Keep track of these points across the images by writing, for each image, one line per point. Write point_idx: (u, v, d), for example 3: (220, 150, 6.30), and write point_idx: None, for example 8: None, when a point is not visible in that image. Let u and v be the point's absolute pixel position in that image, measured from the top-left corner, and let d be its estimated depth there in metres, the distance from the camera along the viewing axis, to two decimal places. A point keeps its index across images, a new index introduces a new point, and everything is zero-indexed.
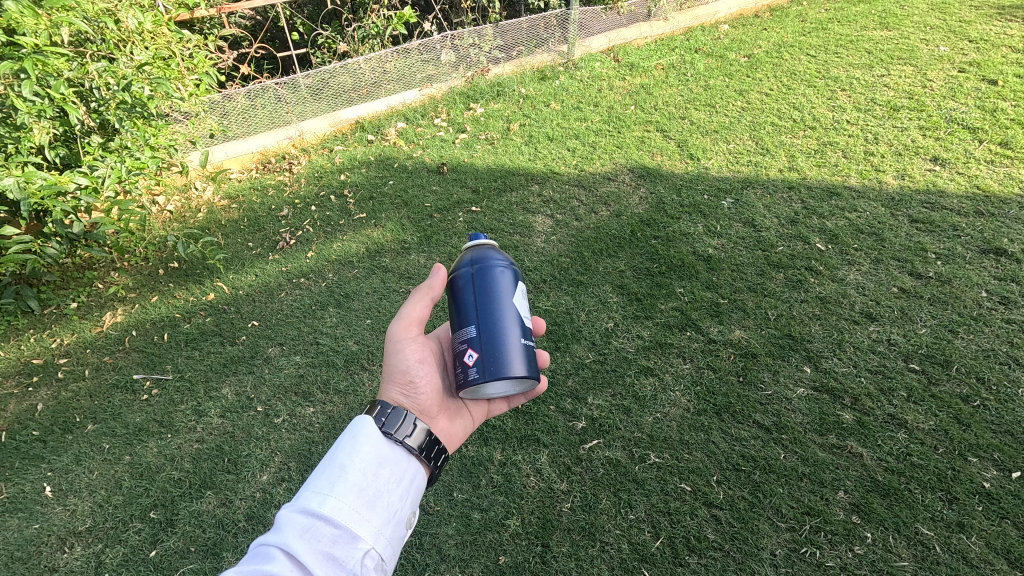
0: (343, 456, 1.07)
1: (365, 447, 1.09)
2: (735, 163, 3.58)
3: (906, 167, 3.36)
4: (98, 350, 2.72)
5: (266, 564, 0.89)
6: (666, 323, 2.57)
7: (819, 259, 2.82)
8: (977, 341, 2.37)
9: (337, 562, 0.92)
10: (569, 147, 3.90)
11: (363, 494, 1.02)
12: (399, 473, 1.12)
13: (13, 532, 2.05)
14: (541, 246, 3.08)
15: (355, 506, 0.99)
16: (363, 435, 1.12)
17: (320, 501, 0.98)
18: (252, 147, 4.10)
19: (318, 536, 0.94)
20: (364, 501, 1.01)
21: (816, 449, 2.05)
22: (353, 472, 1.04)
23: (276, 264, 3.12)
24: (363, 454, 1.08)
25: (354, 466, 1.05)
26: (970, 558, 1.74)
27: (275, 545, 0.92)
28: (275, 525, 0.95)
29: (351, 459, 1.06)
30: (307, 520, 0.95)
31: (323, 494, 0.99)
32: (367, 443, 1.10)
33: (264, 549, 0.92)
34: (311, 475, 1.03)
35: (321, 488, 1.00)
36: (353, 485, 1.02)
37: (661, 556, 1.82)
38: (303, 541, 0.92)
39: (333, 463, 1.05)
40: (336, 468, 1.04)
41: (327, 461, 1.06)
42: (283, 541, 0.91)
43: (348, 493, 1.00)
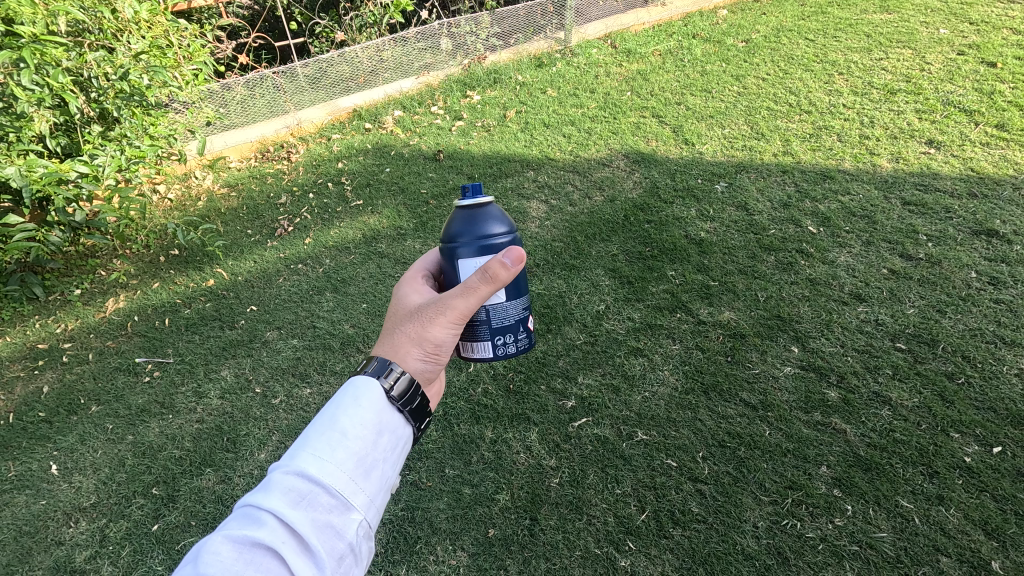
0: (342, 420, 1.04)
1: (366, 412, 1.07)
2: (730, 148, 3.59)
3: (901, 150, 3.37)
4: (101, 335, 2.79)
5: (258, 528, 0.87)
6: (657, 305, 2.61)
7: (810, 242, 2.84)
8: (965, 320, 2.39)
9: (332, 532, 0.91)
10: (565, 133, 3.92)
11: (361, 463, 1.00)
12: (394, 441, 1.11)
13: (21, 508, 2.12)
14: (535, 231, 3.11)
15: (352, 475, 0.98)
16: (364, 398, 1.09)
17: (318, 468, 0.95)
18: (252, 136, 4.15)
19: (313, 504, 0.92)
20: (362, 470, 1.00)
21: (801, 426, 2.09)
22: (353, 437, 1.02)
23: (274, 251, 3.18)
24: (363, 420, 1.05)
25: (353, 431, 1.03)
26: (948, 530, 1.77)
27: (268, 510, 0.89)
28: (267, 486, 0.93)
29: (351, 424, 1.04)
30: (302, 485, 0.93)
31: (321, 459, 0.96)
32: (368, 408, 1.08)
33: (256, 512, 0.89)
34: (306, 437, 1.00)
35: (318, 452, 0.97)
36: (352, 453, 1.00)
37: (645, 529, 1.87)
38: (299, 508, 0.90)
39: (330, 426, 1.02)
40: (335, 431, 1.01)
41: (324, 423, 1.02)
42: (278, 507, 0.89)
43: (347, 461, 0.99)
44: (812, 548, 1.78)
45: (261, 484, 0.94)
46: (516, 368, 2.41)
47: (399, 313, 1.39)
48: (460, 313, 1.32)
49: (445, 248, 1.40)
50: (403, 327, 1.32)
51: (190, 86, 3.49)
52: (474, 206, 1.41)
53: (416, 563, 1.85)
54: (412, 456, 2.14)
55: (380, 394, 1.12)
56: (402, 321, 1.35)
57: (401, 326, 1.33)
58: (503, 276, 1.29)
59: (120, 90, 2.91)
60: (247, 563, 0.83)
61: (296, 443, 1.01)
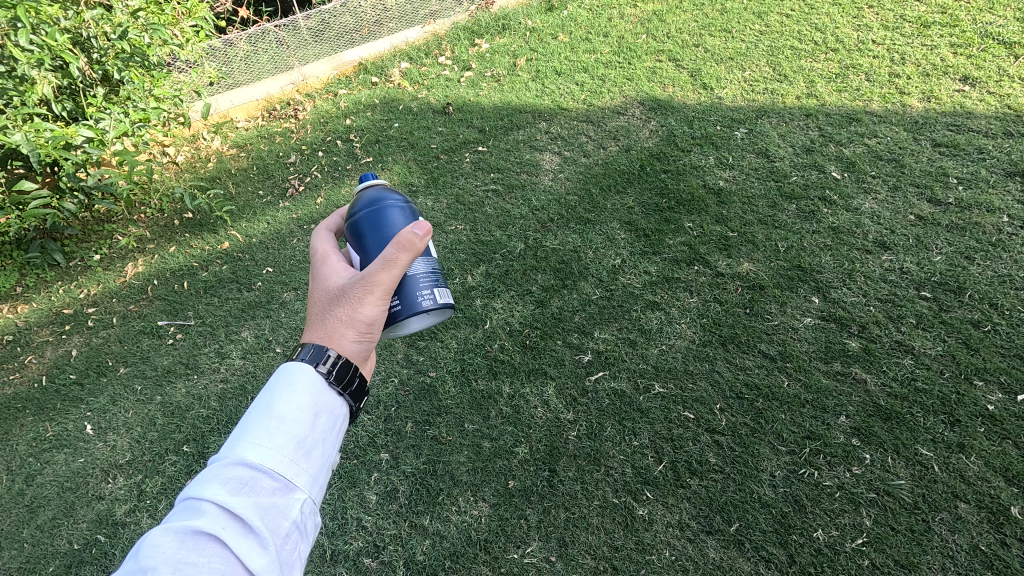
0: (278, 403, 0.94)
1: (303, 393, 0.97)
2: (751, 91, 3.44)
3: (933, 88, 3.19)
4: (123, 299, 2.84)
5: (194, 519, 0.80)
6: (674, 258, 2.56)
7: (834, 188, 2.75)
8: (993, 267, 2.32)
9: (274, 514, 0.84)
10: (577, 81, 3.77)
11: (302, 443, 0.92)
12: (338, 421, 1.02)
13: (62, 465, 2.22)
14: (548, 184, 3.05)
15: (294, 456, 0.90)
16: (301, 379, 0.98)
17: (257, 454, 0.87)
18: (257, 94, 4.06)
19: (255, 488, 0.84)
20: (303, 452, 0.91)
21: (820, 376, 2.07)
22: (290, 420, 0.93)
23: (286, 211, 3.17)
24: (302, 402, 0.96)
25: (291, 413, 0.94)
26: (967, 476, 1.77)
27: (203, 501, 0.81)
28: (203, 478, 0.85)
29: (286, 407, 0.94)
30: (241, 472, 0.85)
31: (261, 444, 0.88)
32: (305, 387, 0.98)
33: (196, 504, 0.81)
34: (241, 425, 0.91)
35: (256, 438, 0.89)
36: (290, 434, 0.91)
37: (663, 479, 1.90)
38: (238, 496, 0.82)
39: (266, 412, 0.92)
40: (271, 414, 0.92)
41: (261, 409, 0.92)
42: (215, 497, 0.81)
43: (287, 444, 0.90)
44: (829, 496, 1.80)
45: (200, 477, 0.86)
46: (532, 324, 2.40)
47: (320, 296, 1.19)
48: (388, 286, 1.16)
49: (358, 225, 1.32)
50: (327, 310, 1.14)
51: (191, 44, 3.39)
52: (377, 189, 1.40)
53: (438, 513, 1.91)
54: (431, 411, 2.17)
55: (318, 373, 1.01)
56: (322, 305, 1.16)
57: (325, 309, 1.14)
58: (419, 244, 1.16)
59: (120, 50, 2.87)
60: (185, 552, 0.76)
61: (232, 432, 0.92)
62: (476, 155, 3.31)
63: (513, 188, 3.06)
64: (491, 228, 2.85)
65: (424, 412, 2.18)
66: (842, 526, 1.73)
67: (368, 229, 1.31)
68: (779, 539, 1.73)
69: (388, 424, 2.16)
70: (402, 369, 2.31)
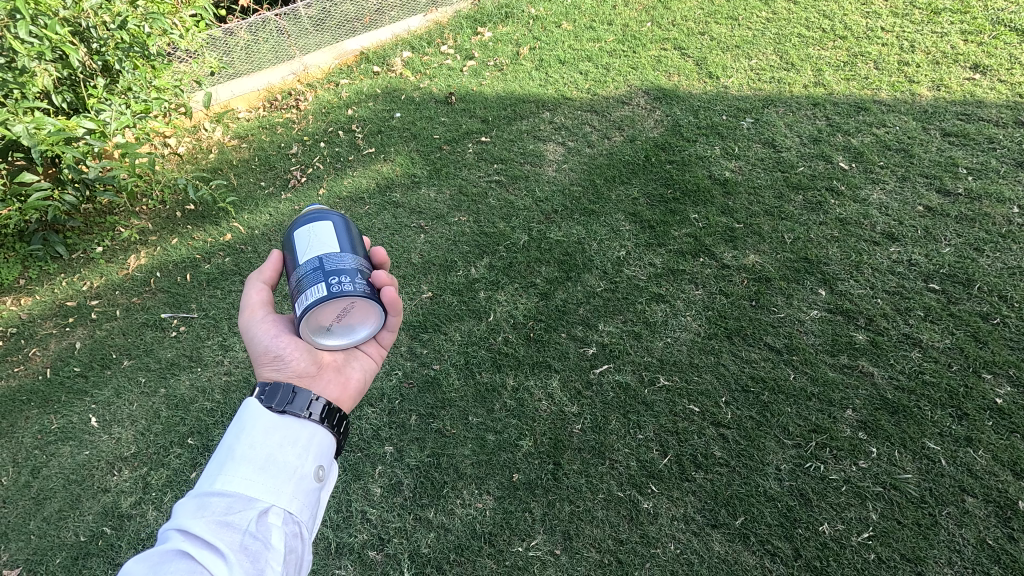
0: (233, 431, 1.02)
1: (255, 417, 1.04)
2: (757, 80, 3.39)
3: (943, 77, 3.14)
4: (126, 291, 2.83)
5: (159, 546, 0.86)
6: (679, 250, 2.54)
7: (841, 179, 2.72)
8: (1004, 259, 2.29)
9: (232, 527, 0.89)
10: (582, 70, 3.72)
11: (258, 459, 0.98)
12: (307, 440, 1.08)
13: (67, 458, 2.22)
14: (552, 175, 3.02)
15: (249, 472, 0.95)
16: (254, 408, 1.06)
17: (212, 477, 0.93)
18: (257, 84, 4.02)
19: (218, 507, 0.90)
20: (258, 467, 0.97)
21: (827, 369, 2.06)
22: (243, 443, 1.00)
23: (289, 203, 3.15)
24: (261, 427, 1.03)
25: (245, 437, 1.01)
26: (975, 470, 1.77)
27: (167, 529, 0.88)
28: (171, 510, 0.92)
29: (241, 433, 1.01)
30: (199, 497, 0.92)
31: (221, 469, 0.95)
32: (265, 415, 1.06)
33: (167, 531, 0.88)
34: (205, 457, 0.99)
35: (212, 465, 0.96)
36: (244, 454, 0.97)
37: (668, 472, 1.89)
38: (199, 518, 0.88)
39: (229, 444, 1.00)
40: (226, 443, 1.00)
41: (223, 441, 1.00)
42: (174, 523, 0.88)
43: (240, 464, 0.96)
44: (835, 490, 1.79)
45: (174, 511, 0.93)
46: (537, 317, 2.39)
47: None
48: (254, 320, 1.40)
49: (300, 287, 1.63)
50: None
51: (191, 33, 3.33)
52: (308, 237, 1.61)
53: (443, 506, 1.91)
54: (435, 404, 2.17)
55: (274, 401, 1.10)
56: None
57: None
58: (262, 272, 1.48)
59: (120, 40, 2.83)
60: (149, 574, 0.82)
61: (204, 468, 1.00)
62: (480, 145, 3.28)
63: (516, 178, 3.03)
64: (494, 220, 2.83)
65: (428, 405, 2.17)
66: (848, 520, 1.73)
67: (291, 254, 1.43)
68: (785, 533, 1.73)
69: (392, 417, 2.15)
70: (406, 362, 2.31)
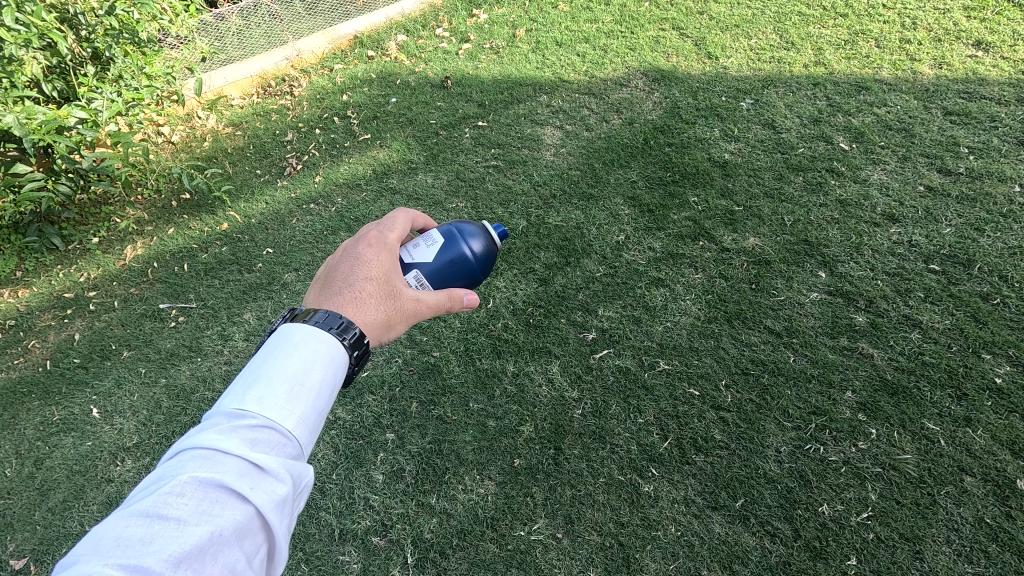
0: (301, 366, 0.95)
1: (324, 360, 0.99)
2: (757, 60, 3.35)
3: (945, 54, 3.10)
4: (124, 282, 2.82)
5: (222, 471, 0.78)
6: (679, 234, 2.52)
7: (842, 160, 2.70)
8: (1005, 238, 2.28)
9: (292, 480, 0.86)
10: (579, 52, 3.68)
11: (318, 412, 0.94)
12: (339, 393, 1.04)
13: (70, 449, 2.23)
14: (550, 159, 2.99)
15: (311, 425, 0.92)
16: (323, 349, 1.00)
17: (285, 416, 0.88)
18: (251, 70, 3.93)
19: (271, 448, 0.85)
20: (316, 421, 0.94)
21: (826, 352, 2.06)
22: (311, 386, 0.94)
23: (285, 190, 3.13)
24: (321, 370, 0.97)
25: (313, 379, 0.95)
26: (973, 450, 1.78)
27: (232, 454, 0.80)
28: (228, 429, 0.83)
29: (310, 371, 0.96)
30: (266, 433, 0.85)
31: (280, 405, 0.88)
32: (324, 357, 0.99)
33: (216, 455, 0.80)
34: (265, 379, 0.90)
35: (283, 399, 0.89)
36: (312, 402, 0.93)
37: (668, 456, 1.90)
38: (268, 458, 0.82)
39: (298, 378, 0.93)
40: (296, 377, 0.93)
41: (283, 371, 0.92)
42: (245, 453, 0.81)
43: (307, 411, 0.91)
44: (834, 471, 1.80)
45: (213, 428, 0.83)
46: (536, 302, 2.38)
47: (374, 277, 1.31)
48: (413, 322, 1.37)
49: (446, 245, 1.60)
50: (375, 301, 1.26)
51: (182, 19, 3.27)
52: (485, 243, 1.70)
53: (445, 492, 1.92)
54: (435, 391, 2.17)
55: (333, 342, 1.03)
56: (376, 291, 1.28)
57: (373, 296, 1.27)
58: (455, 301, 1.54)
59: (109, 27, 2.79)
60: (216, 507, 0.75)
61: (241, 384, 0.90)
62: (476, 130, 3.25)
63: (514, 163, 3.00)
64: (492, 206, 2.81)
65: (428, 392, 2.17)
66: (847, 501, 1.74)
67: (439, 259, 1.59)
68: (784, 514, 1.74)
69: (393, 404, 2.16)
70: (406, 349, 2.30)
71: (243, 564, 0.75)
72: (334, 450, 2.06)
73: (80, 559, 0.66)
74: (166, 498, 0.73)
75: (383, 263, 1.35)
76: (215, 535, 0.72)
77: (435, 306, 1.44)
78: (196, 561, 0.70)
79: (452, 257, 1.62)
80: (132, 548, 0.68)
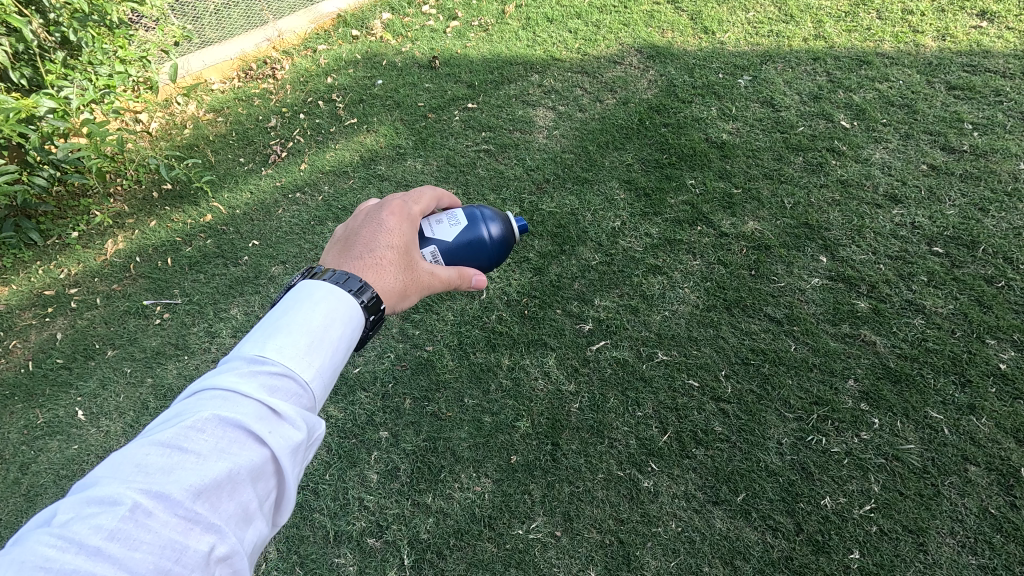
0: (322, 317, 0.90)
1: (343, 314, 0.94)
2: (755, 34, 3.24)
3: (949, 25, 3.00)
4: (106, 278, 2.73)
5: (240, 410, 0.75)
6: (676, 219, 2.46)
7: (843, 138, 2.62)
8: (1009, 218, 2.23)
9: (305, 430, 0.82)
10: (570, 28, 3.55)
11: (337, 365, 0.90)
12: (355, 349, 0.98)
13: (56, 453, 2.17)
14: (543, 142, 2.90)
15: (329, 377, 0.88)
16: (344, 303, 0.95)
17: (305, 364, 0.83)
18: (230, 53, 3.78)
19: (289, 395, 0.81)
20: (334, 375, 0.89)
21: (828, 340, 2.02)
22: (331, 338, 0.89)
23: (270, 179, 3.03)
24: (341, 326, 0.92)
25: (333, 331, 0.90)
26: (977, 439, 1.75)
27: (251, 394, 0.77)
28: (249, 369, 0.80)
29: (331, 324, 0.90)
30: (285, 378, 0.81)
31: (300, 353, 0.83)
32: (345, 312, 0.94)
33: (235, 395, 0.76)
34: (285, 325, 0.86)
35: (305, 347, 0.84)
36: (332, 354, 0.88)
37: (668, 450, 1.86)
38: (284, 404, 0.79)
39: (319, 328, 0.88)
40: (317, 327, 0.88)
41: (303, 318, 0.87)
42: (262, 397, 0.77)
43: (327, 363, 0.87)
44: (836, 462, 1.77)
45: (233, 368, 0.80)
46: (530, 293, 2.32)
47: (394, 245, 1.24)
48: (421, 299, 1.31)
49: (466, 226, 1.57)
50: (395, 269, 1.19)
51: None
52: (505, 229, 1.66)
53: (441, 491, 1.88)
54: (429, 387, 2.12)
55: (350, 301, 0.97)
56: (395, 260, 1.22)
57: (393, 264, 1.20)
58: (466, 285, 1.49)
59: (76, 10, 2.66)
60: (230, 446, 0.72)
61: (262, 328, 0.86)
62: (466, 112, 3.14)
63: (506, 147, 2.91)
64: (484, 192, 2.73)
65: (422, 388, 2.12)
66: (850, 493, 1.71)
67: (457, 238, 1.54)
68: (786, 507, 1.71)
69: (386, 401, 2.11)
70: (398, 344, 2.24)
71: (257, 505, 0.73)
72: (327, 449, 2.02)
73: (100, 482, 0.66)
74: (184, 432, 0.71)
75: (405, 234, 1.28)
76: (231, 473, 0.70)
77: (446, 283, 1.41)
78: (212, 499, 0.68)
79: (471, 238, 1.57)
80: (151, 476, 0.67)
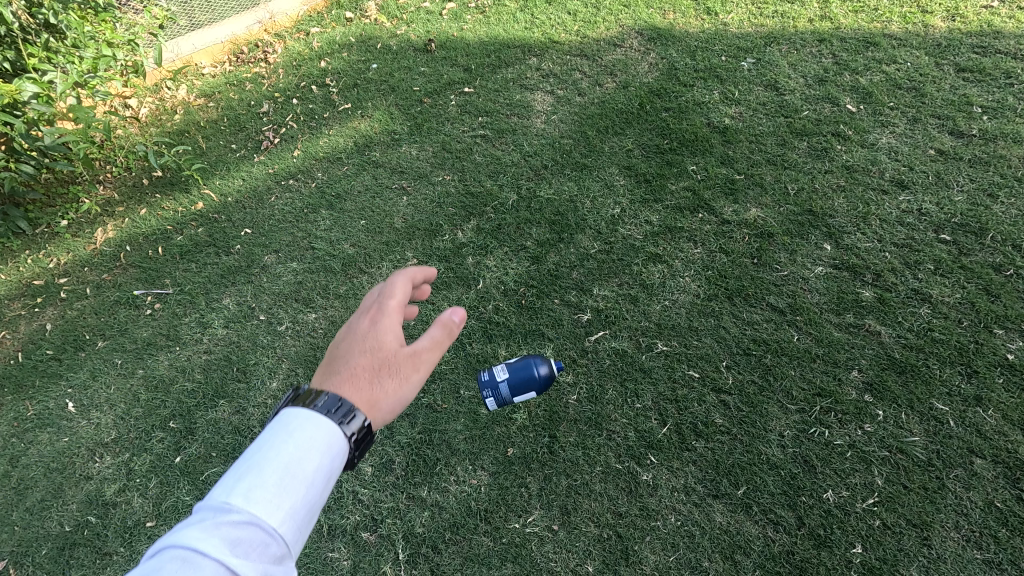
0: (294, 461, 0.82)
1: (319, 449, 0.85)
2: (759, 15, 3.15)
3: (958, 5, 2.92)
4: (96, 268, 2.68)
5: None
6: (677, 206, 2.40)
7: (849, 122, 2.55)
8: (1019, 205, 2.17)
9: None
10: (570, 10, 3.46)
11: (313, 508, 0.81)
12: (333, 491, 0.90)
13: (46, 446, 2.13)
14: (541, 128, 2.83)
15: (302, 522, 0.80)
16: (318, 434, 0.87)
17: (275, 519, 0.75)
18: (221, 35, 3.68)
19: (253, 549, 0.72)
20: (310, 517, 0.81)
21: (832, 330, 1.97)
22: (304, 479, 0.81)
23: (262, 166, 2.97)
24: (316, 461, 0.84)
25: (307, 473, 0.82)
26: (984, 431, 1.71)
27: (206, 557, 0.68)
28: (207, 529, 0.71)
29: (304, 467, 0.82)
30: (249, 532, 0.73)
31: (268, 502, 0.76)
32: (320, 448, 0.86)
33: (192, 555, 0.68)
34: (251, 476, 0.78)
35: (273, 497, 0.77)
36: (305, 498, 0.80)
37: (667, 442, 1.83)
38: (246, 559, 0.70)
39: (289, 473, 0.80)
40: (286, 470, 0.80)
41: (272, 463, 0.80)
42: (220, 556, 0.69)
43: (298, 507, 0.79)
44: (839, 455, 1.73)
45: (195, 525, 0.72)
46: (528, 282, 2.27)
47: None
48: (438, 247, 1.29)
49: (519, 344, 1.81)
50: None
51: None
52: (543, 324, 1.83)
53: (436, 484, 1.85)
54: (425, 378, 2.08)
55: (331, 433, 0.89)
56: None
57: None
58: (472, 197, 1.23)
59: None
60: None
61: (229, 478, 0.78)
62: (462, 97, 3.07)
63: (503, 132, 2.84)
64: (480, 178, 2.66)
65: None
66: (853, 486, 1.68)
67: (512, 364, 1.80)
68: (788, 501, 1.68)
69: None
70: None
71: None
72: None
73: None
74: None
75: None
76: None
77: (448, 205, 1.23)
78: None
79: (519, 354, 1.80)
80: None
